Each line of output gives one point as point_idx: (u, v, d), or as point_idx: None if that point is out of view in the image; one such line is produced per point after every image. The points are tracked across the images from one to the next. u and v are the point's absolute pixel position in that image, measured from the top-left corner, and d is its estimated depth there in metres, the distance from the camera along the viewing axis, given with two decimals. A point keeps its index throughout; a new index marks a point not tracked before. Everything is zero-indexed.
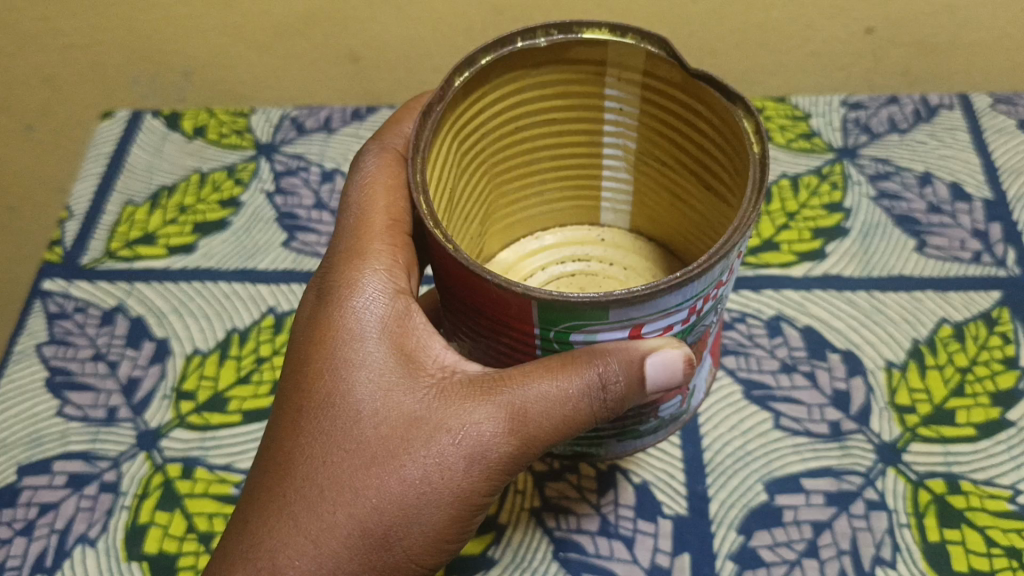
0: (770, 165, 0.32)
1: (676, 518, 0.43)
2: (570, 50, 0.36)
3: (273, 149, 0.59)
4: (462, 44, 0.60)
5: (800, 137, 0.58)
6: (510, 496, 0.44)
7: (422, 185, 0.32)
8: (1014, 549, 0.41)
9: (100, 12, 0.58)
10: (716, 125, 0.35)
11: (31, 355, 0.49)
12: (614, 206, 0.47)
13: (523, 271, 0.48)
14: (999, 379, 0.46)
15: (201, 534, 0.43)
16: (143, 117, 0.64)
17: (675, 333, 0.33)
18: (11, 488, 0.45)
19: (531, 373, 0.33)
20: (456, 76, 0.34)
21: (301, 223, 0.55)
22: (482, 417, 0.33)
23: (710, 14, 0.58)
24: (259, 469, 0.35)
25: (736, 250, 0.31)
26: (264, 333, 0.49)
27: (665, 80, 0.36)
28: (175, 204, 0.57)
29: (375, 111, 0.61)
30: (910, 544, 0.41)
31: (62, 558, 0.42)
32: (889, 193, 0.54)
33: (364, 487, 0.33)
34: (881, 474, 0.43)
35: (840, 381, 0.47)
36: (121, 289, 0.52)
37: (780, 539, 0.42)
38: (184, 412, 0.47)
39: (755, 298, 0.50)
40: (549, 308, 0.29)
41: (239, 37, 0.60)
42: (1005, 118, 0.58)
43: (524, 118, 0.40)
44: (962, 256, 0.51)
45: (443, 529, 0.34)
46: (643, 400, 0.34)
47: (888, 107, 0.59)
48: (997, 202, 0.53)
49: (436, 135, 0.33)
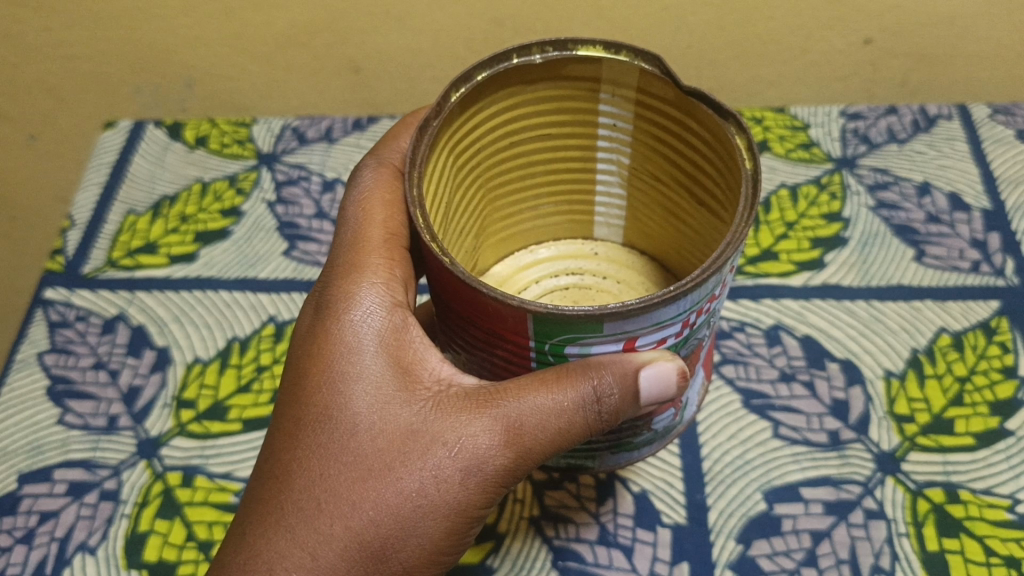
0: (762, 181, 0.32)
1: (675, 527, 0.43)
2: (564, 67, 0.37)
3: (274, 158, 0.60)
4: (462, 55, 0.60)
5: (800, 147, 0.58)
6: (509, 504, 0.44)
7: (420, 200, 0.32)
8: (1013, 558, 0.41)
9: (104, 23, 0.59)
10: (709, 142, 0.35)
11: (32, 364, 0.49)
12: (607, 222, 0.47)
13: (519, 284, 0.48)
14: (999, 388, 0.46)
15: (201, 542, 0.43)
16: (144, 126, 0.64)
17: (670, 346, 0.33)
18: (11, 496, 0.45)
19: (528, 386, 0.33)
20: (452, 92, 0.34)
21: (301, 232, 0.55)
22: (478, 430, 0.33)
23: (709, 25, 0.58)
24: (256, 481, 0.35)
25: (729, 265, 0.31)
26: (264, 342, 0.50)
27: (659, 96, 0.37)
28: (176, 213, 0.57)
29: (377, 120, 0.62)
30: (909, 553, 0.41)
31: (62, 566, 0.42)
32: (888, 203, 0.54)
33: (363, 499, 0.33)
34: (880, 483, 0.43)
35: (839, 391, 0.47)
36: (122, 298, 0.53)
37: (780, 548, 0.42)
38: (184, 421, 0.47)
39: (754, 307, 0.50)
40: (544, 322, 0.29)
41: (241, 48, 0.60)
42: (1003, 129, 0.58)
43: (521, 133, 0.40)
44: (960, 265, 0.51)
45: (440, 542, 0.34)
46: (638, 413, 0.34)
47: (887, 117, 0.59)
48: (995, 211, 0.54)
49: (433, 151, 0.34)
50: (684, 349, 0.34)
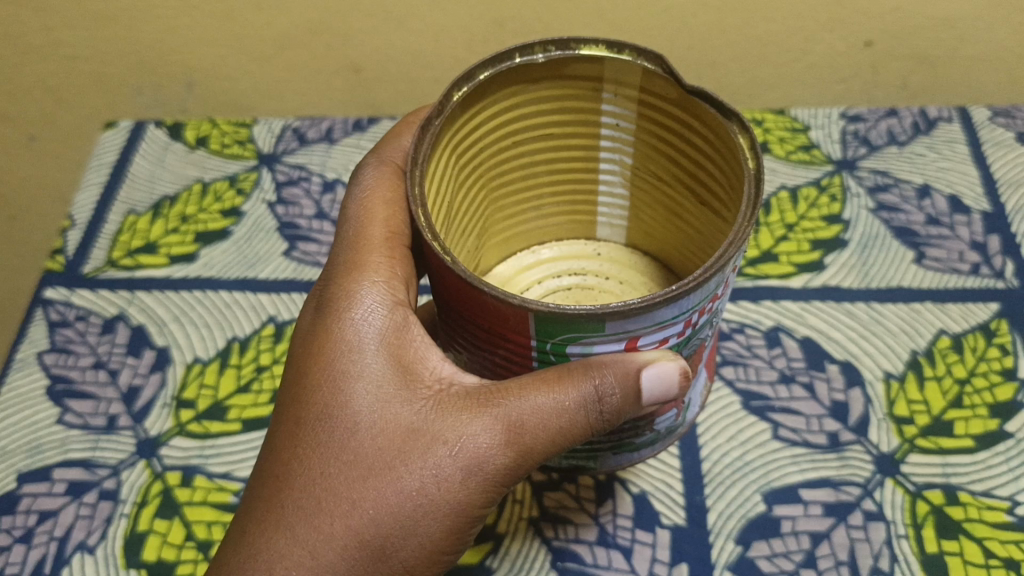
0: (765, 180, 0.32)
1: (674, 529, 0.43)
2: (567, 66, 0.37)
3: (274, 159, 0.60)
4: (462, 56, 0.61)
5: (800, 149, 0.58)
6: (508, 505, 0.44)
7: (421, 199, 0.32)
8: (1012, 560, 0.41)
9: (105, 23, 0.59)
10: (711, 141, 0.35)
11: (32, 363, 0.49)
12: (609, 221, 0.47)
13: (519, 285, 0.48)
14: (998, 390, 0.46)
15: (199, 542, 0.43)
16: (145, 126, 0.64)
17: (671, 346, 0.33)
18: (11, 496, 0.45)
19: (529, 385, 0.33)
20: (454, 91, 0.34)
21: (302, 233, 0.55)
22: (478, 429, 0.33)
23: (710, 27, 0.58)
24: (256, 480, 0.35)
25: (731, 264, 0.31)
26: (264, 342, 0.50)
27: (661, 95, 0.37)
28: (176, 213, 0.57)
29: (377, 121, 0.62)
30: (908, 555, 0.41)
31: (61, 565, 0.42)
32: (888, 205, 0.54)
33: (362, 498, 0.33)
34: (879, 485, 0.43)
35: (838, 393, 0.47)
36: (123, 297, 0.53)
37: (778, 549, 0.41)
38: (184, 421, 0.47)
39: (754, 309, 0.50)
40: (546, 320, 0.29)
41: (242, 49, 0.60)
42: (1003, 131, 0.58)
43: (523, 133, 0.40)
44: (960, 268, 0.51)
45: (439, 542, 0.34)
46: (638, 413, 0.34)
47: (887, 119, 0.59)
48: (995, 214, 0.54)
49: (434, 149, 0.34)
50: (684, 350, 0.34)
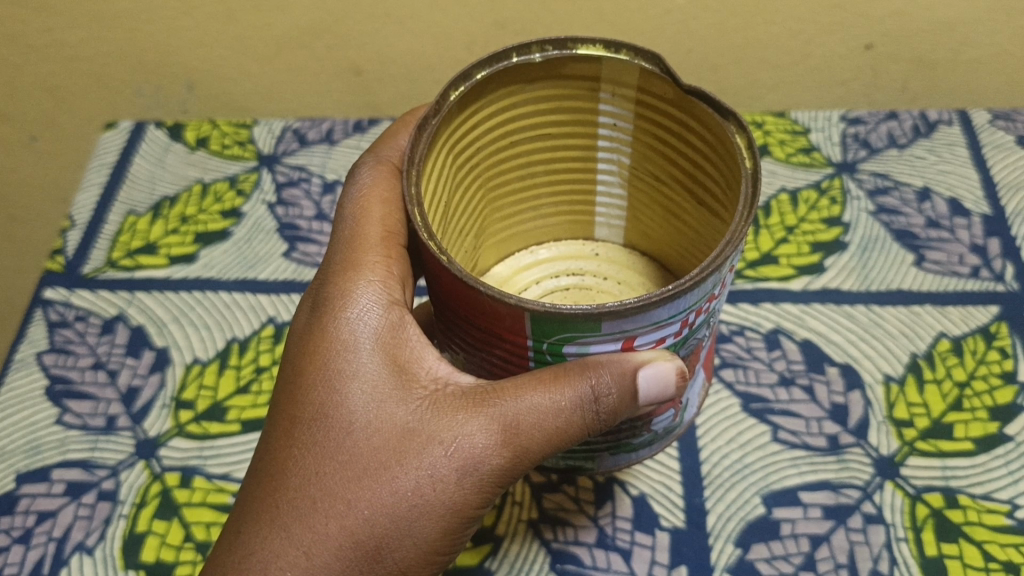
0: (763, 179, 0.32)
1: (674, 531, 0.43)
2: (565, 66, 0.37)
3: (274, 160, 0.59)
4: (463, 58, 0.61)
5: (800, 152, 0.58)
6: (508, 507, 0.44)
7: (417, 197, 0.32)
8: (1011, 564, 0.41)
9: (105, 24, 0.59)
10: (709, 141, 0.35)
11: (31, 364, 0.49)
12: (608, 222, 0.47)
13: (518, 285, 0.48)
14: (998, 394, 0.46)
15: (198, 543, 0.43)
16: (145, 127, 0.62)
17: (669, 346, 0.33)
18: (9, 496, 0.45)
19: (525, 385, 0.33)
20: (452, 91, 0.34)
21: (301, 233, 0.55)
22: (474, 429, 0.33)
23: (710, 29, 0.58)
24: (252, 479, 0.35)
25: (728, 263, 0.31)
26: (264, 343, 0.50)
27: (659, 96, 0.37)
28: (176, 213, 0.57)
29: (377, 123, 0.61)
30: (907, 558, 0.41)
31: (59, 566, 0.42)
32: (888, 208, 0.54)
33: (357, 498, 0.33)
34: (879, 488, 0.43)
35: (838, 395, 0.46)
36: (122, 298, 0.52)
37: (778, 552, 0.41)
38: (183, 421, 0.47)
39: (754, 311, 0.50)
40: (542, 320, 0.29)
41: (243, 50, 0.60)
42: (1003, 135, 0.58)
43: (521, 132, 0.40)
44: (960, 271, 0.51)
45: (434, 542, 0.34)
46: (634, 414, 0.34)
47: (888, 122, 0.59)
48: (995, 217, 0.54)
49: (431, 148, 0.34)
50: (680, 351, 0.34)
